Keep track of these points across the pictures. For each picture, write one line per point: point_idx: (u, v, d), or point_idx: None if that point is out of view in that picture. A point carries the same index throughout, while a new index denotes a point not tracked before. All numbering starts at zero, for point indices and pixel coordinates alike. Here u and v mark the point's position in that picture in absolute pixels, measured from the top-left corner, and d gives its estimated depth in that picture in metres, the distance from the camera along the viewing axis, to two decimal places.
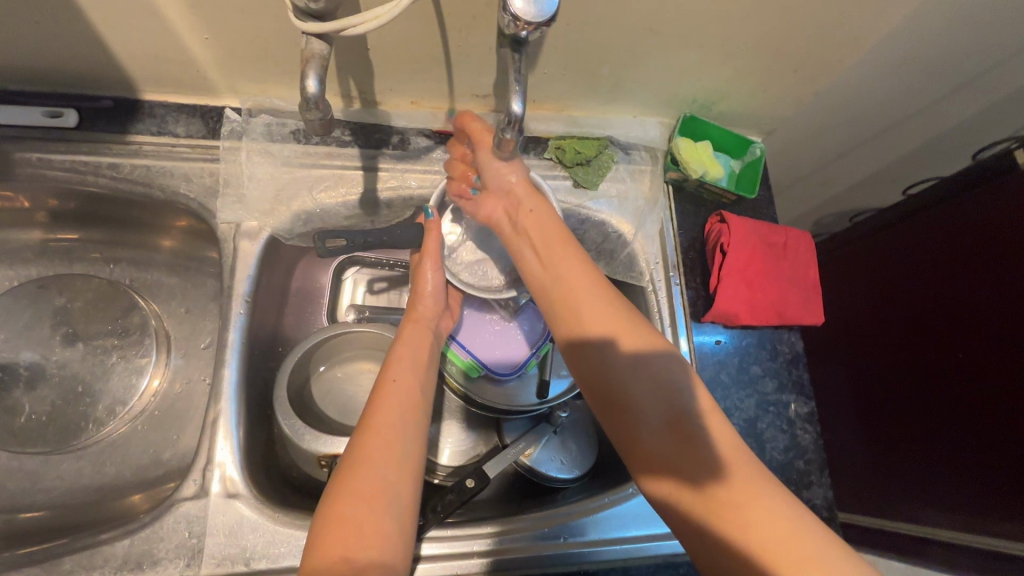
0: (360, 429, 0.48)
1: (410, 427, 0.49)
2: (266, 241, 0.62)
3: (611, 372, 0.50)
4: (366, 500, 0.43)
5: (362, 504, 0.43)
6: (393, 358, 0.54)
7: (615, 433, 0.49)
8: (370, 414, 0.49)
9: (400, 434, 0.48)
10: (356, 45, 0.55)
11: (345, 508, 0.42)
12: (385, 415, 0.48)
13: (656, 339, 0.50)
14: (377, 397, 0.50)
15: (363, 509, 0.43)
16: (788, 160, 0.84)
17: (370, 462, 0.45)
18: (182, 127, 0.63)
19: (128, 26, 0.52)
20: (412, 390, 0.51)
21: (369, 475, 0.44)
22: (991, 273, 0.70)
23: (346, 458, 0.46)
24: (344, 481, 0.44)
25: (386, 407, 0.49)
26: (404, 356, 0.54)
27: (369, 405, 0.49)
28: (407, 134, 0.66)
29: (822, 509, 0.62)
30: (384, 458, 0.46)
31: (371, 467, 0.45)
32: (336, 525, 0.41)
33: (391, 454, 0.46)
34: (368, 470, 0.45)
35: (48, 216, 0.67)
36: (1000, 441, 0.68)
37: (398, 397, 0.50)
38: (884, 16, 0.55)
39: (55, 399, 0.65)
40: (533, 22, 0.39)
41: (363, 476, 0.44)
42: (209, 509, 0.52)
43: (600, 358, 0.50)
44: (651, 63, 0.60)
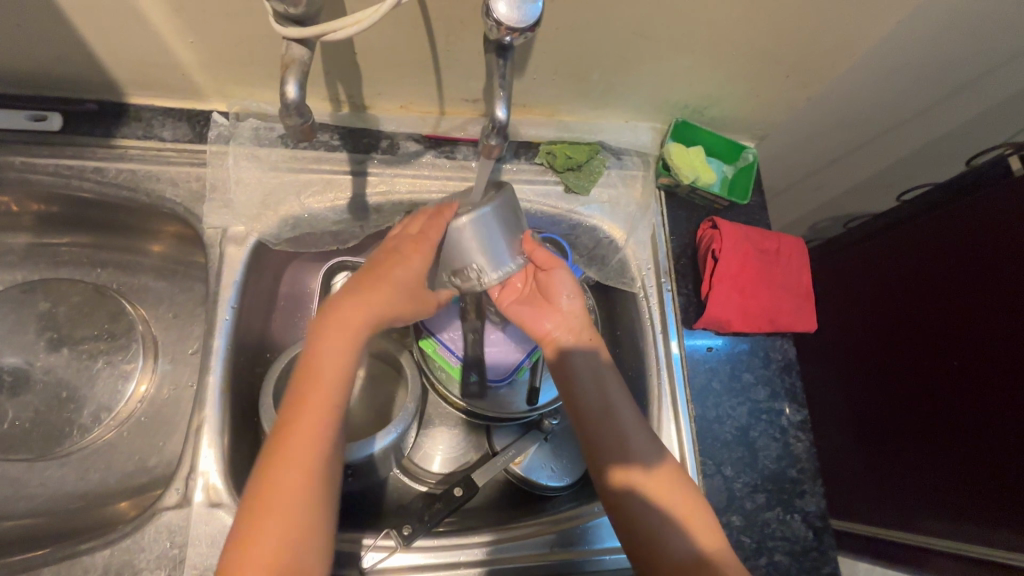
0: (267, 453, 0.45)
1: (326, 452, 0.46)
2: (253, 246, 0.62)
3: (596, 413, 0.54)
4: (284, 526, 0.42)
5: (276, 532, 0.42)
6: (313, 361, 0.48)
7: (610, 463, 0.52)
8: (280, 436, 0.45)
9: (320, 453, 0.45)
10: (341, 49, 0.54)
11: (258, 532, 0.42)
12: (304, 433, 0.45)
13: (625, 404, 0.55)
14: (291, 412, 0.46)
15: (278, 545, 0.42)
16: (782, 166, 0.83)
17: (279, 486, 0.43)
18: (169, 130, 0.62)
19: (113, 30, 0.51)
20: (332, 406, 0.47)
21: (278, 502, 0.43)
22: (988, 282, 0.69)
23: (252, 487, 0.44)
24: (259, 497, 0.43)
25: (299, 429, 0.45)
26: (331, 361, 0.48)
27: (290, 418, 0.46)
28: (396, 139, 0.65)
29: (816, 519, 0.61)
30: (297, 485, 0.44)
31: (276, 503, 0.43)
32: (242, 573, 0.41)
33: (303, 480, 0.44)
34: (279, 499, 0.43)
35: (35, 220, 0.67)
36: (1005, 451, 0.67)
37: (314, 416, 0.46)
38: (875, 21, 0.54)
39: (39, 405, 0.65)
40: (518, 28, 0.38)
41: (276, 499, 0.43)
42: (191, 519, 0.52)
43: (580, 397, 0.55)
44: (641, 68, 0.60)
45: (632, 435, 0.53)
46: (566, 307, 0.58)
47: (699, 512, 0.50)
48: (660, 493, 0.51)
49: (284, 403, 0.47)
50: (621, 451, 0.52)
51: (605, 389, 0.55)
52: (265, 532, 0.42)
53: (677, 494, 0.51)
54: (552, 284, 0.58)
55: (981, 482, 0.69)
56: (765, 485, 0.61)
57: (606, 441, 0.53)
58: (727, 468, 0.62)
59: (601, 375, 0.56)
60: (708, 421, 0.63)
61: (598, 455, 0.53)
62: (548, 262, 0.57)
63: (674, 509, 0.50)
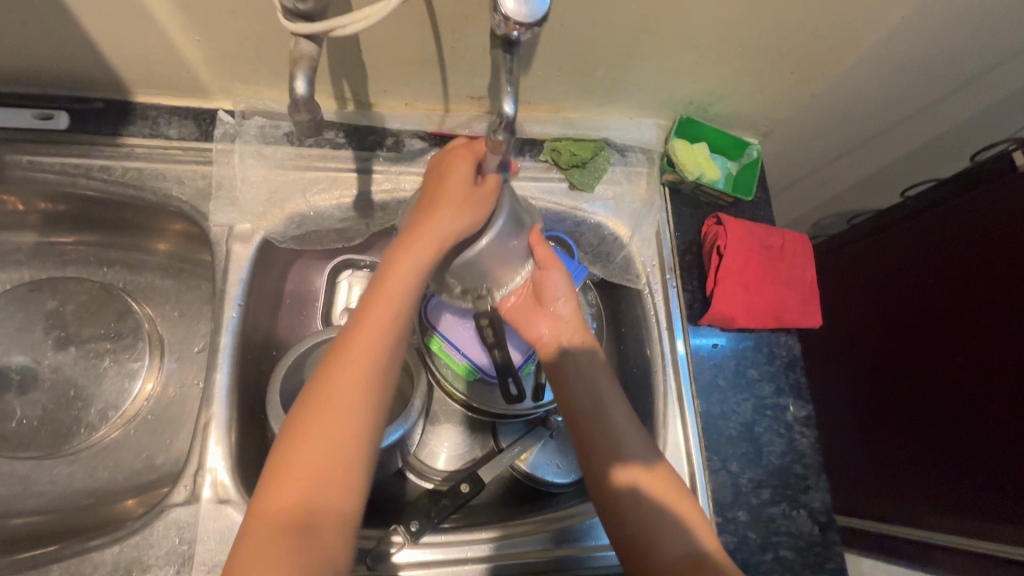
0: (325, 365, 0.44)
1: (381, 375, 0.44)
2: (260, 244, 0.62)
3: (590, 413, 0.54)
4: (332, 433, 0.42)
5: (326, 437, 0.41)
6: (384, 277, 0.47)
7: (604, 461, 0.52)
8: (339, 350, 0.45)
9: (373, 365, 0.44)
10: (348, 46, 0.54)
11: (308, 438, 0.41)
12: (358, 344, 0.44)
13: (619, 403, 0.55)
14: (355, 327, 0.45)
15: (326, 452, 0.41)
16: (786, 163, 0.83)
17: (332, 393, 0.43)
18: (175, 128, 0.62)
19: (120, 28, 0.52)
20: (393, 328, 0.46)
21: (327, 411, 0.42)
22: (992, 278, 0.69)
23: (307, 397, 0.43)
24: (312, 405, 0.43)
25: (361, 344, 0.44)
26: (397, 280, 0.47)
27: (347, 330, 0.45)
28: (401, 136, 0.65)
29: (821, 514, 0.61)
30: (348, 394, 0.43)
31: (327, 420, 0.42)
32: (283, 494, 0.40)
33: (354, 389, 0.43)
34: (330, 408, 0.42)
35: (41, 219, 0.67)
36: (1007, 446, 0.67)
37: (374, 335, 0.45)
38: (880, 17, 0.54)
39: (46, 403, 0.65)
40: (525, 23, 0.38)
41: (326, 407, 0.42)
42: (200, 516, 0.52)
43: (574, 395, 0.55)
44: (646, 64, 0.60)
45: (628, 434, 0.53)
46: (561, 312, 0.58)
47: (695, 514, 0.51)
48: (659, 489, 0.51)
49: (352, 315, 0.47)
50: (614, 448, 0.53)
51: (601, 389, 0.55)
52: (312, 447, 0.41)
53: (675, 494, 0.51)
54: (548, 286, 0.58)
55: (985, 478, 0.69)
56: (770, 481, 0.61)
57: (602, 441, 0.53)
58: (733, 464, 0.62)
59: (594, 374, 0.56)
60: (714, 417, 0.63)
61: (592, 454, 0.53)
62: (549, 263, 0.57)
63: (669, 506, 0.50)
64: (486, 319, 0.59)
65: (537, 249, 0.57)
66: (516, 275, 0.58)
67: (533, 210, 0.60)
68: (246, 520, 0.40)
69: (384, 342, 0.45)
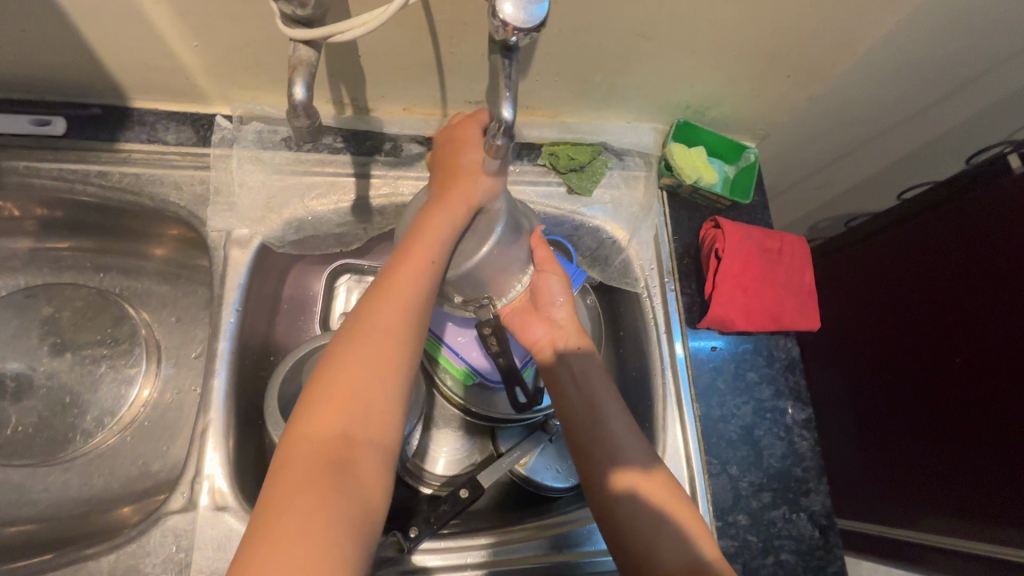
0: (362, 306, 0.45)
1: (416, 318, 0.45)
2: (257, 249, 0.62)
3: (588, 420, 0.54)
4: (367, 374, 0.42)
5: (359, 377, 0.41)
6: (416, 230, 0.48)
7: (601, 468, 0.52)
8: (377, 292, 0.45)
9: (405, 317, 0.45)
10: (346, 52, 0.54)
11: (341, 375, 0.41)
12: (394, 292, 0.45)
13: (618, 409, 0.55)
14: (392, 270, 0.46)
15: (360, 389, 0.41)
16: (783, 166, 0.83)
17: (365, 338, 0.43)
18: (172, 134, 0.62)
19: (119, 34, 0.52)
20: (428, 274, 0.47)
21: (361, 352, 0.42)
22: (990, 280, 0.70)
23: (345, 334, 0.44)
24: (346, 346, 0.43)
25: (395, 288, 0.45)
26: (432, 230, 0.47)
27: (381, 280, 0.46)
28: (399, 141, 0.65)
29: (821, 517, 0.61)
30: (382, 338, 0.43)
31: (366, 354, 0.42)
32: (315, 426, 0.40)
33: (386, 335, 0.43)
34: (364, 351, 0.42)
35: (38, 225, 0.67)
36: (1007, 447, 0.67)
37: (412, 279, 0.46)
38: (875, 22, 0.55)
39: (42, 410, 0.64)
40: (524, 28, 0.38)
41: (360, 349, 0.42)
42: (197, 523, 0.52)
43: (571, 401, 0.56)
44: (644, 69, 0.60)
45: (626, 439, 0.53)
46: (557, 315, 0.58)
47: (695, 519, 0.50)
48: (657, 495, 0.51)
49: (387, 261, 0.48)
50: (612, 455, 0.52)
51: (599, 395, 0.56)
52: (350, 380, 0.41)
53: (674, 502, 0.50)
54: (545, 289, 0.58)
55: (987, 481, 0.69)
56: (771, 484, 0.61)
57: (597, 445, 0.53)
58: (733, 467, 0.62)
59: (590, 379, 0.57)
60: (713, 421, 0.63)
61: (589, 459, 0.53)
62: (547, 264, 0.58)
63: (670, 509, 0.50)
64: (488, 327, 0.57)
65: (536, 250, 0.57)
66: (517, 284, 0.58)
67: (531, 213, 0.60)
68: (279, 451, 0.40)
69: (421, 287, 0.46)
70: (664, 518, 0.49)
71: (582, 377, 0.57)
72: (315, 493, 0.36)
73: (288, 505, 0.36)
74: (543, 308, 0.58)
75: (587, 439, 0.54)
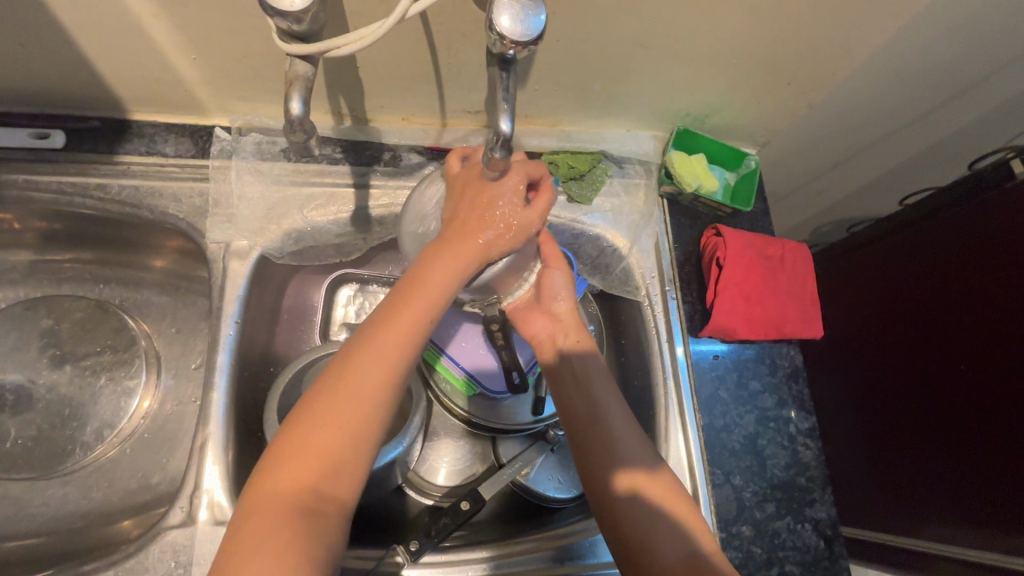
0: (352, 349, 0.43)
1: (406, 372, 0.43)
2: (256, 260, 0.61)
3: (588, 423, 0.54)
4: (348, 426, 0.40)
5: (341, 427, 0.40)
6: (424, 271, 0.45)
7: (602, 470, 0.52)
8: (371, 337, 0.43)
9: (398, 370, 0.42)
10: (344, 63, 0.54)
11: (322, 421, 0.40)
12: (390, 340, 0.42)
13: (621, 410, 0.55)
14: (393, 309, 0.44)
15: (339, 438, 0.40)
16: (783, 173, 0.83)
17: (354, 385, 0.41)
18: (171, 146, 0.62)
19: (116, 47, 0.52)
20: (423, 328, 0.44)
21: (347, 401, 0.40)
22: (992, 285, 0.69)
23: (329, 378, 0.42)
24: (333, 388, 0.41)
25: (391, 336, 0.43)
26: (439, 280, 0.45)
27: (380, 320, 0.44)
28: (398, 151, 0.65)
29: (826, 527, 0.61)
30: (371, 389, 0.41)
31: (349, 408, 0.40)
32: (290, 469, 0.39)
33: (376, 386, 0.41)
34: (351, 400, 0.41)
35: (38, 237, 0.67)
36: (1011, 454, 0.66)
37: (407, 332, 0.43)
38: (875, 29, 0.55)
39: (41, 423, 0.64)
40: (521, 41, 0.38)
41: (346, 396, 0.41)
42: (196, 538, 0.51)
43: (571, 395, 0.56)
44: (643, 77, 0.60)
45: (632, 447, 0.52)
46: (557, 309, 0.60)
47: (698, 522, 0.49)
48: (669, 502, 0.50)
49: (382, 301, 0.45)
50: (612, 460, 0.52)
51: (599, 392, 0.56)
52: (332, 428, 0.40)
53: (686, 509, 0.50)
54: (548, 284, 0.60)
55: (992, 488, 0.69)
56: (774, 494, 0.61)
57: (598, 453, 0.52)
58: (736, 477, 0.61)
59: (589, 384, 0.56)
60: (716, 430, 0.63)
61: (590, 468, 0.52)
62: (553, 261, 0.60)
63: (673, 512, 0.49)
64: (496, 323, 0.61)
65: (543, 247, 0.60)
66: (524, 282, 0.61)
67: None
68: (247, 494, 0.39)
69: (415, 339, 0.44)
70: (667, 524, 0.48)
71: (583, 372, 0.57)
72: (275, 553, 0.36)
73: (247, 549, 0.36)
74: (546, 303, 0.61)
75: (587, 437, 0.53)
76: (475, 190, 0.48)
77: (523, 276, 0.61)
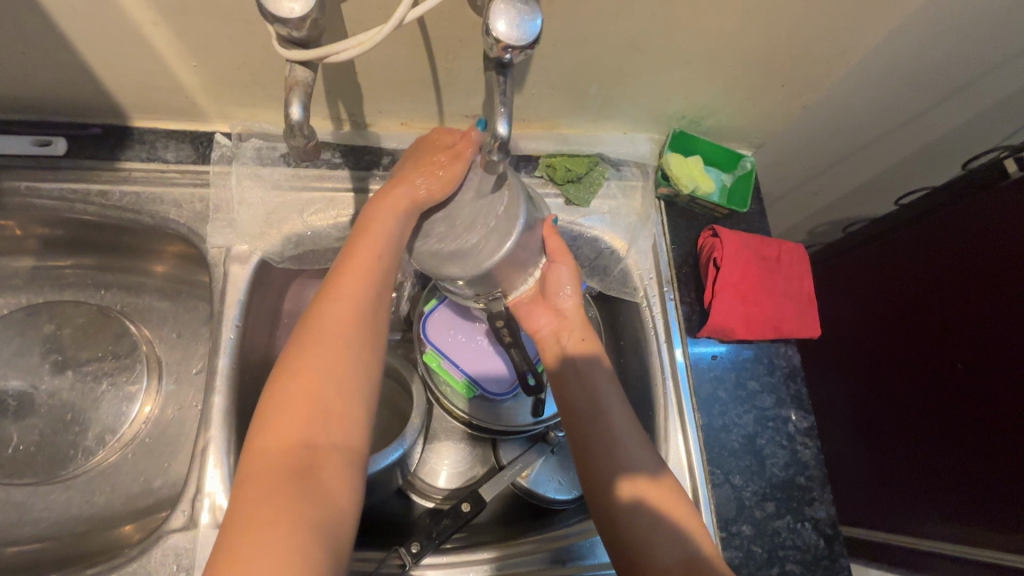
0: (308, 318, 0.44)
1: (365, 325, 0.44)
2: (257, 265, 0.62)
3: (589, 425, 0.54)
4: (322, 380, 0.41)
5: (314, 382, 0.40)
6: (365, 227, 0.47)
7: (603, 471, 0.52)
8: (324, 298, 0.44)
9: (358, 319, 0.44)
10: (343, 69, 0.55)
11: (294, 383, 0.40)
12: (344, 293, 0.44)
13: (621, 411, 0.55)
14: (341, 269, 0.46)
15: (316, 394, 0.40)
16: (780, 174, 0.84)
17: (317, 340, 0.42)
18: (172, 152, 0.63)
19: (117, 55, 0.52)
20: (376, 272, 0.46)
21: (314, 357, 0.41)
22: (988, 283, 0.69)
23: (296, 340, 0.43)
24: (302, 350, 0.42)
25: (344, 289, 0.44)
26: (378, 227, 0.46)
27: (331, 281, 0.45)
28: (397, 155, 0.66)
29: (826, 526, 0.61)
30: (333, 341, 0.42)
31: (320, 357, 0.41)
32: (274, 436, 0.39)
33: (337, 337, 0.42)
34: (316, 357, 0.41)
35: (40, 244, 0.67)
36: (1009, 450, 0.66)
37: (360, 277, 0.45)
38: (867, 30, 0.55)
39: (43, 428, 0.65)
40: (518, 46, 0.38)
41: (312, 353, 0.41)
42: (198, 541, 0.52)
43: (578, 397, 0.56)
44: (639, 81, 0.61)
45: (634, 448, 0.52)
46: (564, 305, 0.59)
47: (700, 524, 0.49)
48: (669, 504, 0.50)
49: (334, 264, 0.47)
50: (614, 462, 0.52)
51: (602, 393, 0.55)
52: (306, 385, 0.40)
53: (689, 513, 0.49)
54: (554, 280, 0.59)
55: (992, 486, 0.69)
56: (774, 494, 0.61)
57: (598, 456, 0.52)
58: (735, 477, 0.61)
59: (592, 384, 0.56)
60: (715, 430, 0.63)
61: (590, 470, 0.52)
62: (558, 256, 0.58)
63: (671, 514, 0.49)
64: (502, 320, 0.57)
65: (548, 241, 0.58)
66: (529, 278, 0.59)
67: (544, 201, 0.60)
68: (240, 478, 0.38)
69: (369, 288, 0.45)
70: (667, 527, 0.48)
71: (585, 374, 0.57)
72: (276, 514, 0.35)
73: (247, 519, 0.35)
74: (552, 300, 0.59)
75: (588, 438, 0.53)
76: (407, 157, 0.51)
77: (529, 271, 0.58)
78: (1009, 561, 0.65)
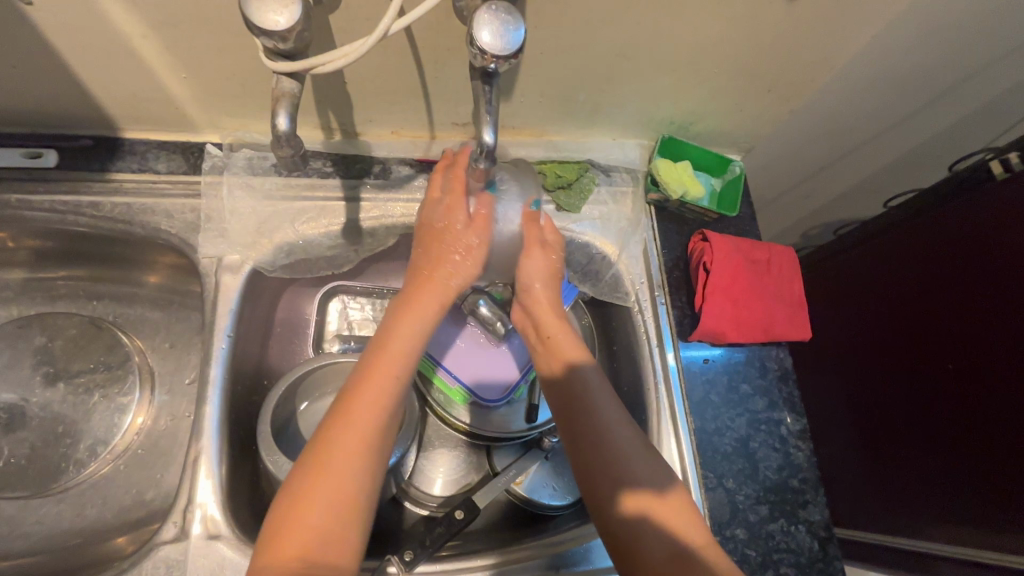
0: (326, 423, 0.44)
1: (382, 438, 0.45)
2: (249, 274, 0.62)
3: (577, 420, 0.53)
4: (333, 499, 0.41)
5: (326, 500, 0.41)
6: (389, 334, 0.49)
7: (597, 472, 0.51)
8: (344, 405, 0.44)
9: (376, 434, 0.44)
10: (333, 79, 0.55)
11: (306, 501, 0.41)
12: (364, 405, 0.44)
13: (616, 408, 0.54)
14: (364, 373, 0.46)
15: (326, 513, 0.41)
16: (769, 178, 0.84)
17: (334, 456, 0.42)
18: (164, 163, 0.63)
19: (108, 67, 0.52)
20: (398, 384, 0.47)
21: (329, 474, 0.42)
22: (978, 283, 0.70)
23: (309, 451, 0.43)
24: (316, 462, 0.42)
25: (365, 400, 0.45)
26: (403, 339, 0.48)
27: (351, 386, 0.46)
28: (388, 163, 0.66)
29: (820, 528, 0.61)
30: (351, 455, 0.43)
31: (330, 477, 0.42)
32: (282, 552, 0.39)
33: (354, 451, 0.43)
34: (330, 473, 0.42)
35: (31, 256, 0.67)
36: (1004, 449, 0.67)
37: (381, 387, 0.45)
38: (850, 36, 0.56)
39: (35, 441, 0.64)
40: (501, 55, 0.39)
41: (328, 468, 0.42)
42: (189, 553, 0.51)
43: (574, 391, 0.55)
44: (627, 87, 0.62)
45: (630, 448, 0.52)
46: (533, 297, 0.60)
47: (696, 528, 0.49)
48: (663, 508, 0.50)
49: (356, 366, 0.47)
50: (609, 463, 0.51)
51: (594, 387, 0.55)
52: (318, 503, 0.41)
53: (689, 517, 0.49)
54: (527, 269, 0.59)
55: (989, 486, 0.68)
56: (767, 497, 0.61)
57: (591, 457, 0.51)
58: (728, 480, 0.61)
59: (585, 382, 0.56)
60: (708, 434, 0.63)
61: (583, 473, 0.52)
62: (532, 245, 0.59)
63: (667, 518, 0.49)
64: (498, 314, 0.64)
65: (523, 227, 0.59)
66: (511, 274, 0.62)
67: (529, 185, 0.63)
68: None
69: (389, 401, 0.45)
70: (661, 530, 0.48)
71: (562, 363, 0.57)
72: None
73: None
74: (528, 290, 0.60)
75: (581, 435, 0.53)
76: (431, 245, 0.53)
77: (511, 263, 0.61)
78: (1007, 562, 0.64)
